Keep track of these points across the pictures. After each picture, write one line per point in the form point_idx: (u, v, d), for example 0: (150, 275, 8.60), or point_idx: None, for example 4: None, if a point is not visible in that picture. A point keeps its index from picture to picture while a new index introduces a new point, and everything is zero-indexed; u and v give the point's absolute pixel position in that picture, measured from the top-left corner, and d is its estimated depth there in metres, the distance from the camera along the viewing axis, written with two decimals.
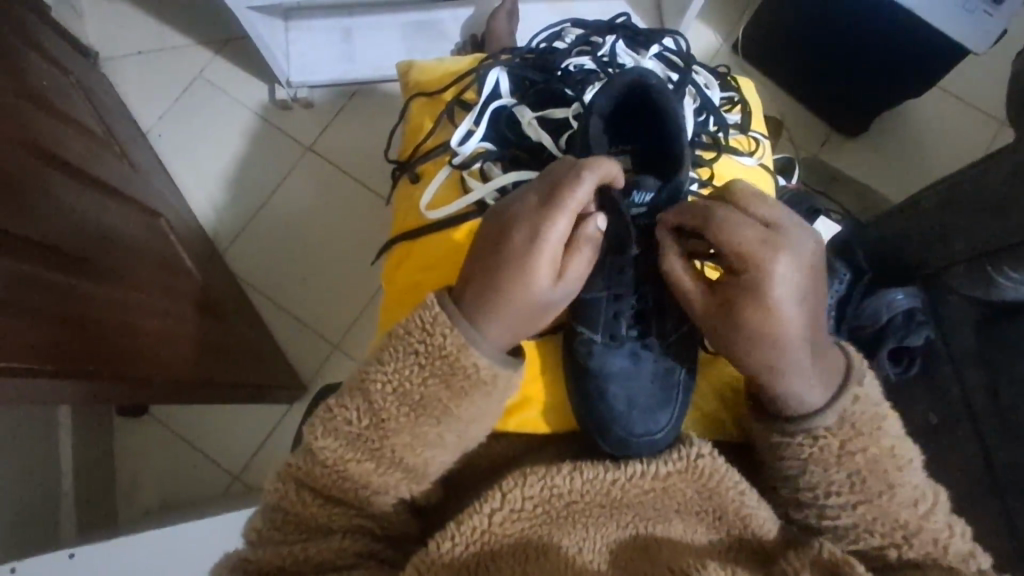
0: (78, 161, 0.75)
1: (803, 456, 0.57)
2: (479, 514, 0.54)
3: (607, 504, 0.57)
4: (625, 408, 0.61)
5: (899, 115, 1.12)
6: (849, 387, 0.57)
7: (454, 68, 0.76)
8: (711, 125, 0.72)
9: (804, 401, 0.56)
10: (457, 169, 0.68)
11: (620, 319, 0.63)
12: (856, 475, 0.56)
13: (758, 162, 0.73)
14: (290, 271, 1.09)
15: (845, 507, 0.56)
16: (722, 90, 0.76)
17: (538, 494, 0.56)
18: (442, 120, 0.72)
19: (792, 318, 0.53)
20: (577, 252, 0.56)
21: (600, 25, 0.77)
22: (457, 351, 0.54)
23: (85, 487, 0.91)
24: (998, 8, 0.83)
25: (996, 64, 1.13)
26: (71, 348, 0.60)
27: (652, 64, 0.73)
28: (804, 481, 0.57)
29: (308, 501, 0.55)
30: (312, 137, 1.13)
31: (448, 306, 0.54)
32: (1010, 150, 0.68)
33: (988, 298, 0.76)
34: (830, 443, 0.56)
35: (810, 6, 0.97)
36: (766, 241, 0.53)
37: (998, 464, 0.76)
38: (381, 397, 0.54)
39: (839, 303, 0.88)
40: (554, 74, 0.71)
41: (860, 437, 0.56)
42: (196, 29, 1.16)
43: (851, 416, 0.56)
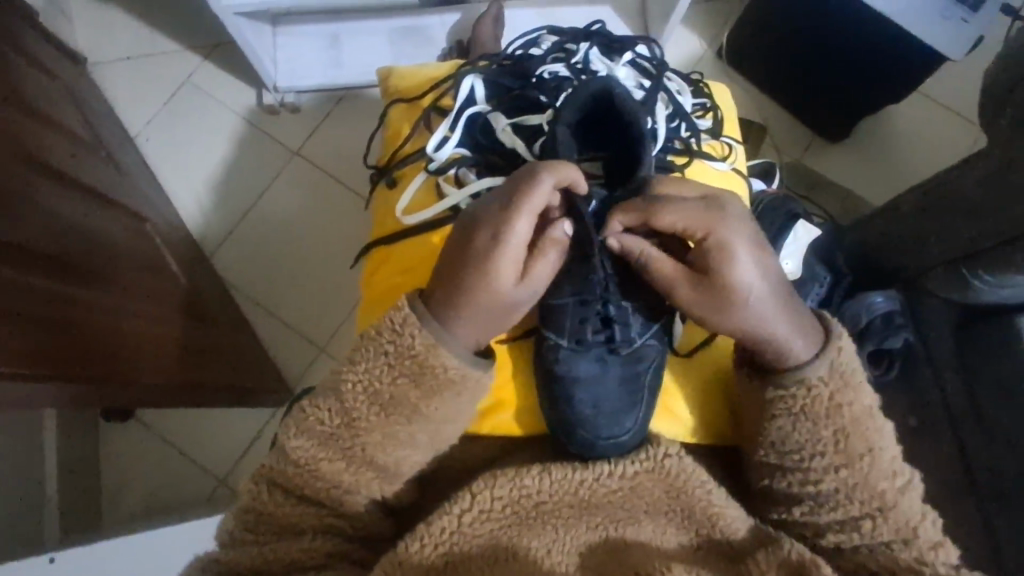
0: (64, 165, 0.75)
1: (794, 411, 0.58)
2: (447, 515, 0.55)
3: (575, 504, 0.58)
4: (591, 412, 0.61)
5: (880, 120, 1.13)
6: (832, 341, 0.58)
7: (433, 74, 0.77)
8: (683, 131, 0.73)
9: (797, 352, 0.57)
10: (432, 174, 0.68)
11: (586, 325, 0.63)
12: (841, 432, 0.57)
13: (731, 167, 0.74)
14: (274, 275, 1.09)
15: (829, 471, 0.58)
16: (695, 97, 0.77)
17: (508, 495, 0.57)
18: (419, 126, 0.73)
19: (759, 273, 0.55)
20: (541, 254, 0.56)
21: (575, 32, 0.77)
22: (427, 351, 0.55)
23: (70, 491, 0.91)
24: (975, 15, 0.86)
25: (974, 70, 1.15)
26: (57, 351, 0.60)
27: (625, 71, 0.74)
28: (792, 442, 0.58)
29: (280, 500, 0.56)
30: (298, 142, 1.13)
31: (417, 309, 0.55)
32: (982, 155, 0.69)
33: (964, 301, 0.77)
34: (822, 393, 0.57)
35: (791, 13, 0.99)
36: (710, 209, 0.55)
37: (974, 464, 0.77)
38: (352, 398, 0.56)
39: (822, 303, 0.88)
40: (529, 81, 0.72)
41: (847, 388, 0.57)
42: (184, 34, 1.16)
43: (838, 367, 0.58)
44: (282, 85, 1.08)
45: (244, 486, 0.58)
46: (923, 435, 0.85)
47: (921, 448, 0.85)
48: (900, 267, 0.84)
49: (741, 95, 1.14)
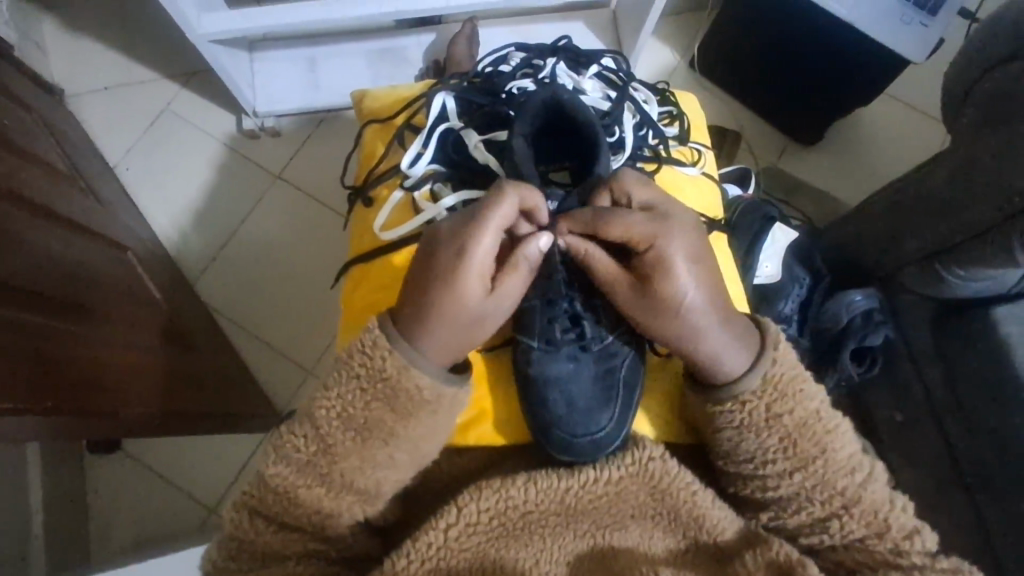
0: (42, 197, 0.75)
1: (734, 423, 0.59)
2: (433, 530, 0.55)
3: (562, 512, 0.58)
4: (566, 411, 0.60)
5: (851, 123, 1.16)
6: (767, 351, 0.59)
7: (406, 94, 0.78)
8: (651, 138, 0.74)
9: (729, 366, 0.57)
10: (408, 190, 0.69)
11: (555, 324, 0.63)
12: (789, 439, 0.58)
13: (701, 171, 0.75)
14: (257, 300, 1.09)
15: (785, 476, 0.59)
16: (661, 105, 0.78)
17: (494, 507, 0.56)
18: (393, 145, 0.73)
19: (693, 284, 0.55)
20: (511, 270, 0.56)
21: (542, 47, 0.79)
22: (398, 373, 0.55)
23: (57, 526, 0.90)
24: (933, 19, 0.87)
25: (939, 71, 1.18)
26: (39, 384, 0.59)
27: (592, 83, 0.76)
28: (742, 451, 0.59)
29: (262, 529, 0.57)
30: (279, 165, 1.14)
31: (389, 332, 0.55)
32: (949, 153, 0.71)
33: (939, 296, 0.79)
34: (758, 406, 0.58)
35: (759, 22, 1.01)
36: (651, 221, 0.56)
37: (959, 456, 0.78)
38: (327, 424, 0.56)
39: (802, 305, 0.91)
40: (499, 97, 0.73)
41: (784, 398, 0.57)
42: (162, 62, 1.17)
43: (773, 378, 0.58)
44: (262, 110, 1.09)
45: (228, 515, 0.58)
46: (908, 431, 0.86)
47: (907, 443, 0.86)
48: (875, 266, 0.86)
49: (714, 103, 1.17)
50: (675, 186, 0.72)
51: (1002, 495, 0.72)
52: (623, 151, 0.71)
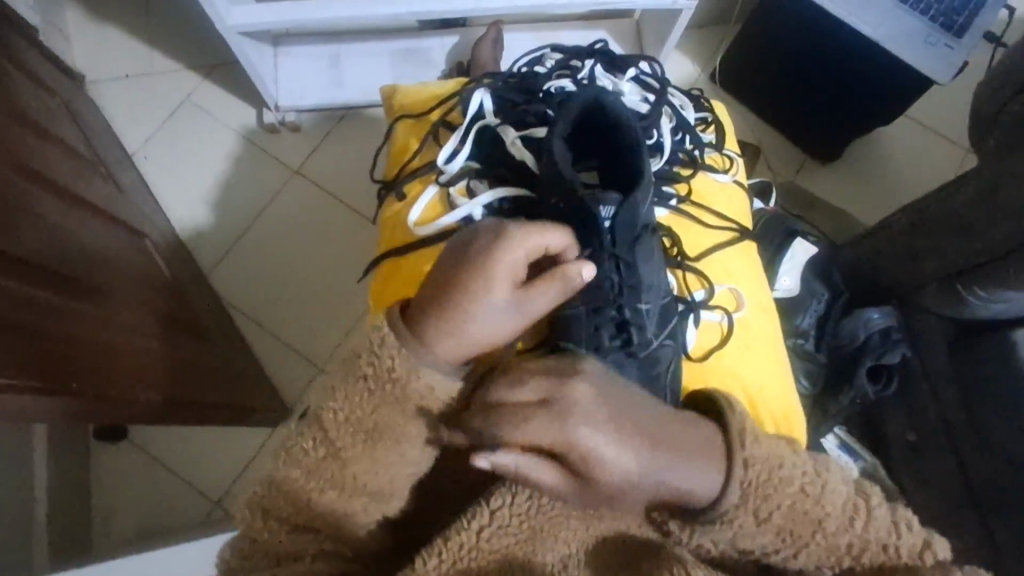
0: (63, 180, 0.75)
1: (728, 534, 0.54)
2: (466, 529, 0.54)
3: (584, 517, 0.56)
4: None
5: (869, 143, 1.16)
6: (737, 453, 0.53)
7: (440, 91, 0.78)
8: (687, 143, 0.75)
9: (711, 492, 0.52)
10: (443, 187, 0.70)
11: (602, 332, 0.62)
12: (784, 532, 0.53)
13: (732, 179, 0.76)
14: (274, 296, 1.08)
15: (789, 558, 0.55)
16: (697, 111, 0.79)
17: (523, 511, 0.55)
18: (427, 141, 0.73)
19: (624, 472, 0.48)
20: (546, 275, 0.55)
21: (579, 49, 0.79)
22: (408, 375, 0.53)
23: (59, 514, 0.89)
24: (959, 43, 0.90)
25: (957, 95, 1.19)
26: (55, 365, 0.59)
27: (629, 86, 0.76)
28: (746, 547, 0.55)
29: (276, 528, 0.55)
30: (299, 159, 1.14)
31: (395, 322, 0.54)
32: (973, 173, 0.71)
33: (958, 316, 0.79)
34: (745, 517, 0.52)
35: (784, 38, 1.02)
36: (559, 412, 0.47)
37: (973, 480, 0.77)
38: (347, 427, 0.55)
39: (819, 321, 0.90)
40: (536, 96, 0.73)
41: (768, 496, 0.53)
42: (186, 53, 1.17)
43: (748, 482, 0.52)
44: (284, 104, 1.09)
45: (240, 511, 0.57)
46: (922, 452, 0.85)
47: (921, 465, 0.85)
48: (894, 285, 0.86)
49: (734, 117, 1.17)
50: (706, 193, 0.74)
51: (1017, 519, 0.71)
52: (662, 155, 0.72)
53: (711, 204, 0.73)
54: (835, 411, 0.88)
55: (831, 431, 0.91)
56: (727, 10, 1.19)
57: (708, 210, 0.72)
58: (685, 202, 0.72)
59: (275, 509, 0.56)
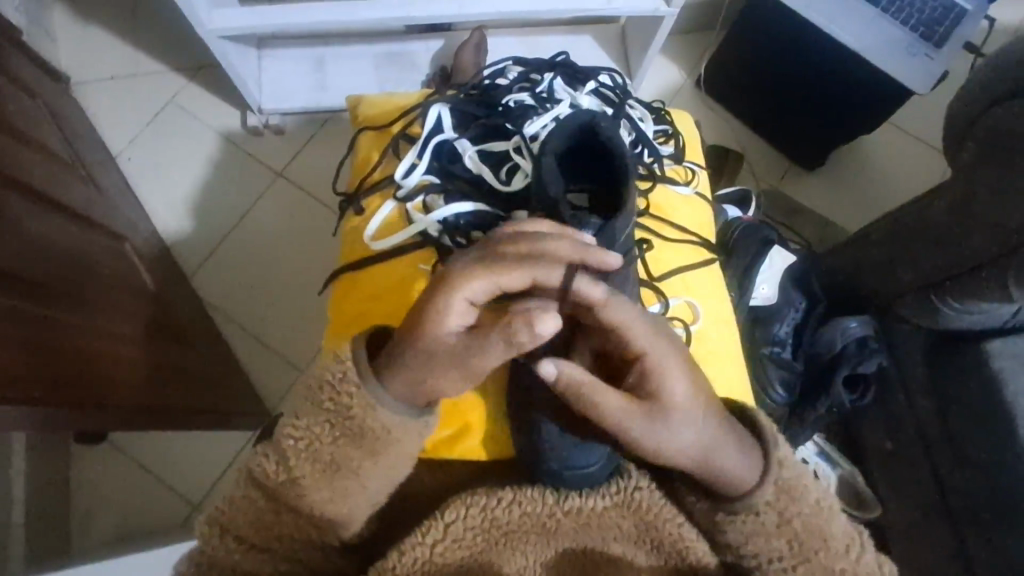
0: (41, 184, 0.74)
1: (744, 529, 0.58)
2: (421, 544, 0.57)
3: (541, 532, 0.61)
4: (562, 442, 0.60)
5: (853, 149, 1.16)
6: (772, 453, 0.58)
7: (403, 103, 0.79)
8: (646, 156, 0.76)
9: (747, 482, 0.57)
10: (401, 201, 0.70)
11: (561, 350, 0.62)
12: (795, 537, 0.57)
13: (694, 191, 0.77)
14: (253, 301, 1.08)
15: (786, 571, 0.57)
16: (657, 124, 0.79)
17: (478, 524, 0.59)
18: (387, 154, 0.74)
19: (684, 396, 0.53)
20: (497, 336, 0.50)
21: (540, 62, 0.81)
22: (364, 412, 0.55)
23: (39, 519, 0.89)
24: (939, 53, 0.91)
25: (940, 102, 1.19)
26: (29, 374, 0.59)
27: (589, 99, 0.77)
28: (746, 548, 0.58)
29: (234, 547, 0.58)
30: (281, 163, 1.14)
31: (358, 356, 0.56)
32: (950, 184, 0.71)
33: (936, 327, 0.79)
34: (769, 518, 0.57)
35: (769, 46, 1.02)
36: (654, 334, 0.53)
37: (948, 490, 0.77)
38: (316, 462, 0.56)
39: (796, 329, 0.91)
40: (496, 109, 0.75)
41: (793, 502, 0.57)
42: (171, 55, 1.17)
43: (783, 484, 0.57)
44: (267, 107, 1.09)
45: (213, 520, 0.58)
46: (899, 461, 0.85)
47: (898, 473, 0.86)
48: (872, 294, 0.86)
49: (719, 124, 1.18)
50: (667, 206, 0.74)
51: (990, 531, 0.71)
52: None
53: (670, 215, 0.74)
54: (813, 419, 0.88)
55: (811, 439, 0.94)
56: (712, 15, 1.19)
57: (667, 222, 0.72)
58: (645, 215, 0.72)
59: (242, 524, 0.57)
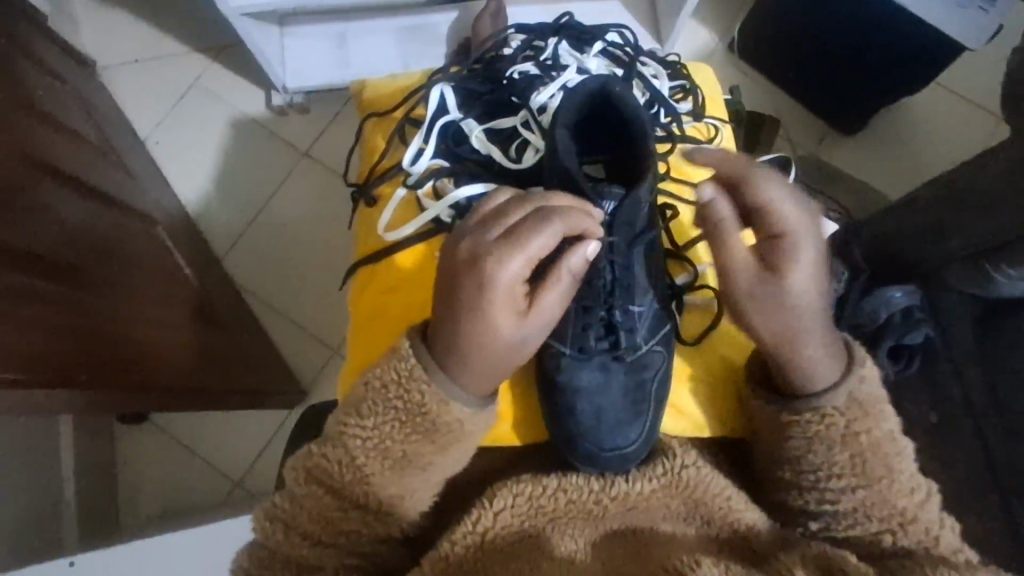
0: (72, 169, 0.75)
1: (809, 433, 0.58)
2: (472, 531, 0.57)
3: (588, 517, 0.60)
4: (594, 423, 0.62)
5: (893, 111, 1.12)
6: (853, 368, 0.58)
7: (405, 84, 0.78)
8: (663, 116, 0.73)
9: (823, 378, 0.58)
10: (411, 189, 0.69)
11: (589, 332, 0.64)
12: (859, 457, 0.57)
13: (719, 147, 0.74)
14: (284, 282, 1.09)
15: (847, 491, 0.58)
16: (673, 80, 0.77)
17: (525, 510, 0.59)
18: (393, 140, 0.73)
19: (812, 275, 0.55)
20: (495, 251, 0.53)
21: (543, 28, 0.78)
22: (437, 408, 0.56)
23: (87, 497, 0.91)
24: (994, 5, 0.83)
25: (988, 60, 1.13)
26: (71, 357, 0.60)
27: (597, 61, 0.75)
28: (807, 462, 0.59)
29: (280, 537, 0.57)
30: (307, 142, 1.13)
31: (420, 353, 0.56)
32: (1007, 144, 0.67)
33: (986, 293, 0.76)
34: (837, 421, 0.57)
35: (806, 4, 0.97)
36: (805, 214, 0.55)
37: (1001, 461, 0.75)
38: (362, 452, 0.57)
39: (840, 300, 0.86)
40: (500, 83, 0.73)
41: (866, 416, 0.57)
42: (192, 36, 1.16)
43: (859, 396, 0.58)
44: (291, 85, 1.08)
45: (261, 512, 0.59)
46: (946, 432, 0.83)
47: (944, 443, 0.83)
48: (918, 261, 0.83)
49: (750, 89, 1.13)
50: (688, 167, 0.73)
51: None
52: None
53: (692, 177, 0.73)
54: None
55: None
56: None
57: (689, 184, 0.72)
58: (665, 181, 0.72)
59: (285, 515, 0.57)
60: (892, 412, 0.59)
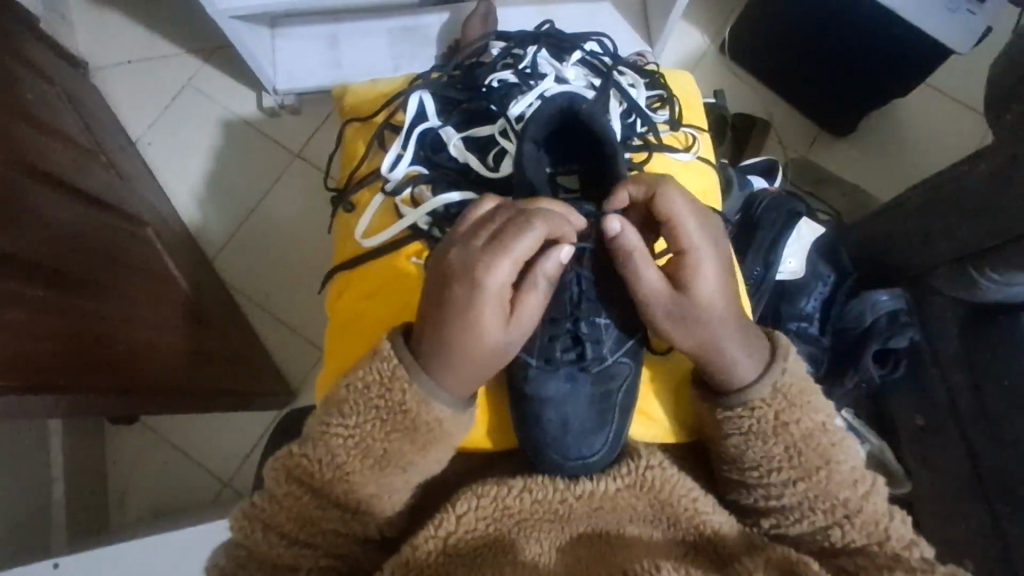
0: (62, 171, 0.75)
1: (744, 430, 0.59)
2: (433, 537, 0.57)
3: (554, 518, 0.60)
4: (560, 433, 0.61)
5: (885, 113, 1.11)
6: (778, 361, 0.59)
7: (387, 89, 0.78)
8: (638, 126, 0.73)
9: (745, 377, 0.59)
10: (389, 196, 0.69)
11: (556, 342, 0.63)
12: (793, 448, 0.58)
13: (695, 156, 0.73)
14: (274, 283, 1.09)
15: (788, 484, 0.59)
16: (650, 89, 0.77)
17: (490, 513, 0.59)
18: (373, 146, 0.73)
19: (718, 282, 0.57)
20: (485, 254, 0.53)
21: (523, 36, 0.78)
22: (419, 406, 0.56)
23: (76, 497, 0.92)
24: (982, 7, 0.83)
25: (982, 63, 1.12)
26: (58, 361, 0.60)
27: (574, 71, 0.75)
28: (748, 459, 0.59)
29: (259, 540, 0.58)
30: (298, 143, 1.13)
31: (401, 352, 0.57)
32: (993, 149, 0.67)
33: (971, 299, 0.76)
34: (766, 413, 0.58)
35: (797, 7, 0.97)
36: (698, 223, 0.57)
37: (983, 467, 0.75)
38: (345, 451, 0.57)
39: (824, 304, 0.88)
40: (479, 91, 0.73)
41: (792, 407, 0.58)
42: (186, 37, 1.16)
43: (782, 388, 0.59)
44: (281, 87, 1.08)
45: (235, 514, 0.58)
46: (929, 436, 0.83)
47: (927, 449, 0.84)
48: (906, 265, 0.83)
49: (742, 91, 1.13)
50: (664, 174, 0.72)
51: None
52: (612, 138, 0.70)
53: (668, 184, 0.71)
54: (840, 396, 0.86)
55: (839, 412, 0.88)
56: None
57: None
58: None
59: (265, 520, 0.58)
60: (822, 403, 0.60)
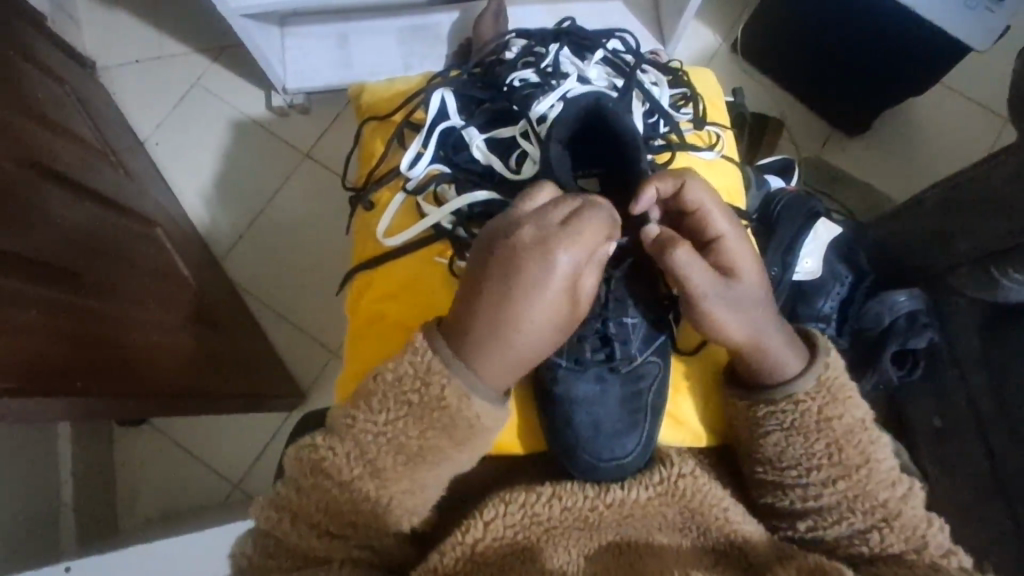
0: (70, 170, 0.74)
1: (786, 427, 0.58)
2: (460, 544, 0.57)
3: (584, 526, 0.59)
4: (592, 434, 0.61)
5: (899, 113, 1.10)
6: (819, 356, 0.59)
7: (405, 88, 0.78)
8: (661, 127, 0.72)
9: (789, 371, 0.59)
10: (411, 194, 0.68)
11: (584, 343, 0.63)
12: (835, 445, 0.57)
13: (718, 155, 0.73)
14: (285, 284, 1.08)
15: (828, 483, 0.58)
16: (673, 87, 0.76)
17: (519, 522, 0.58)
18: (392, 144, 0.72)
19: (752, 272, 0.57)
20: (564, 235, 0.54)
21: (544, 33, 0.77)
22: (459, 403, 0.55)
23: (84, 500, 0.91)
24: (1000, 5, 0.82)
25: (997, 63, 1.11)
26: (68, 364, 0.60)
27: (597, 70, 0.74)
28: (788, 457, 0.59)
29: (282, 536, 0.57)
30: (309, 142, 1.13)
31: (436, 344, 0.56)
32: (1014, 147, 0.66)
33: (991, 299, 0.75)
34: (810, 407, 0.58)
35: (811, 5, 0.96)
36: (728, 216, 0.57)
37: (1004, 470, 0.74)
38: (376, 448, 0.56)
39: (842, 304, 0.87)
40: (500, 90, 0.72)
41: (836, 402, 0.58)
42: (194, 37, 1.15)
43: (827, 381, 0.58)
44: (291, 86, 1.07)
45: (259, 509, 0.58)
46: (948, 439, 0.82)
47: (946, 452, 0.83)
48: (925, 265, 0.82)
49: (756, 90, 1.13)
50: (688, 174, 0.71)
51: None
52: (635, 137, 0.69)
53: None
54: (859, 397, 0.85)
55: None
56: None
57: None
58: None
59: (286, 521, 0.57)
60: (861, 401, 0.60)
